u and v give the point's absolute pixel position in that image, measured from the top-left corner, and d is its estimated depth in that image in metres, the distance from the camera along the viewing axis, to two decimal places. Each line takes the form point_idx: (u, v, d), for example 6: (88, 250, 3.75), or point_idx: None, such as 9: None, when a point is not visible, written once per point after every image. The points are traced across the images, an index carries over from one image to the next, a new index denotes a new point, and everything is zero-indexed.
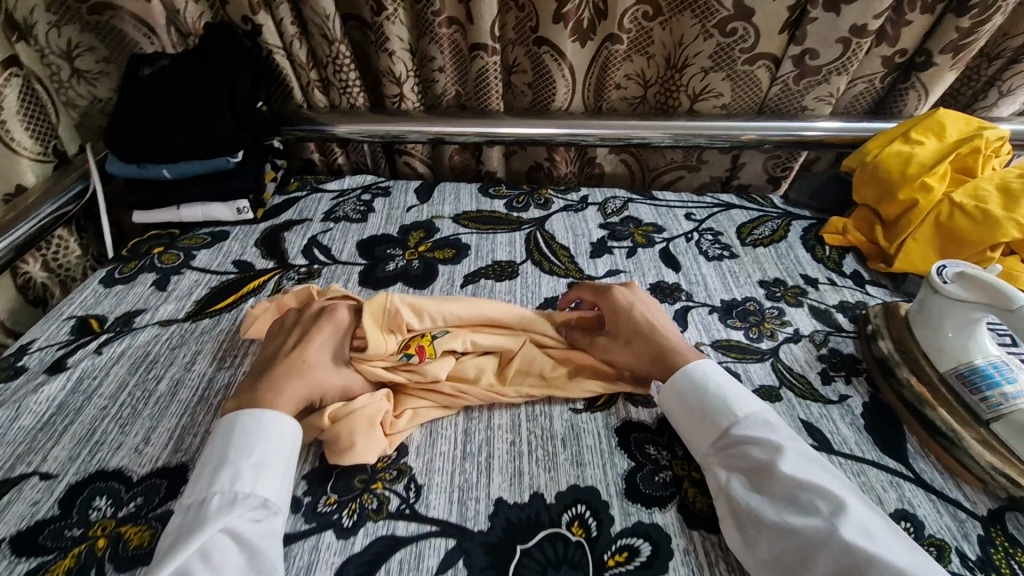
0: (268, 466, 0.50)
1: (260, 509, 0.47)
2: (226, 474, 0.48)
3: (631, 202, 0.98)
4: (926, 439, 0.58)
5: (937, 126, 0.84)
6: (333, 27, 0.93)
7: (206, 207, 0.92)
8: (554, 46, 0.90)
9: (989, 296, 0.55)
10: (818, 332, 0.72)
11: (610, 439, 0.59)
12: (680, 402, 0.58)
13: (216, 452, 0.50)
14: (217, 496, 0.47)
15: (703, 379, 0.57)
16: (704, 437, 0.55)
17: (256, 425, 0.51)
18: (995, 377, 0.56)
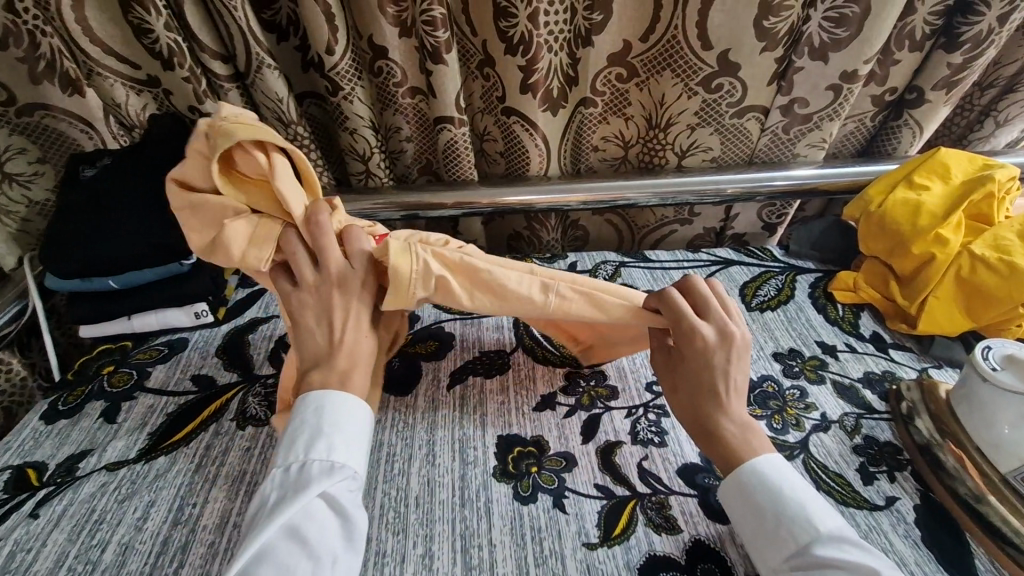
0: (355, 441, 0.53)
1: (352, 480, 0.51)
2: (318, 441, 0.52)
3: (624, 266, 0.92)
4: (993, 551, 0.51)
5: (941, 167, 0.79)
6: (289, 111, 0.87)
7: (161, 314, 0.83)
8: (523, 116, 0.85)
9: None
10: (848, 415, 0.64)
11: None
12: (747, 509, 0.52)
13: (309, 423, 0.53)
14: (314, 460, 0.51)
15: (771, 482, 0.52)
16: (776, 553, 0.49)
17: (336, 400, 0.55)
18: None
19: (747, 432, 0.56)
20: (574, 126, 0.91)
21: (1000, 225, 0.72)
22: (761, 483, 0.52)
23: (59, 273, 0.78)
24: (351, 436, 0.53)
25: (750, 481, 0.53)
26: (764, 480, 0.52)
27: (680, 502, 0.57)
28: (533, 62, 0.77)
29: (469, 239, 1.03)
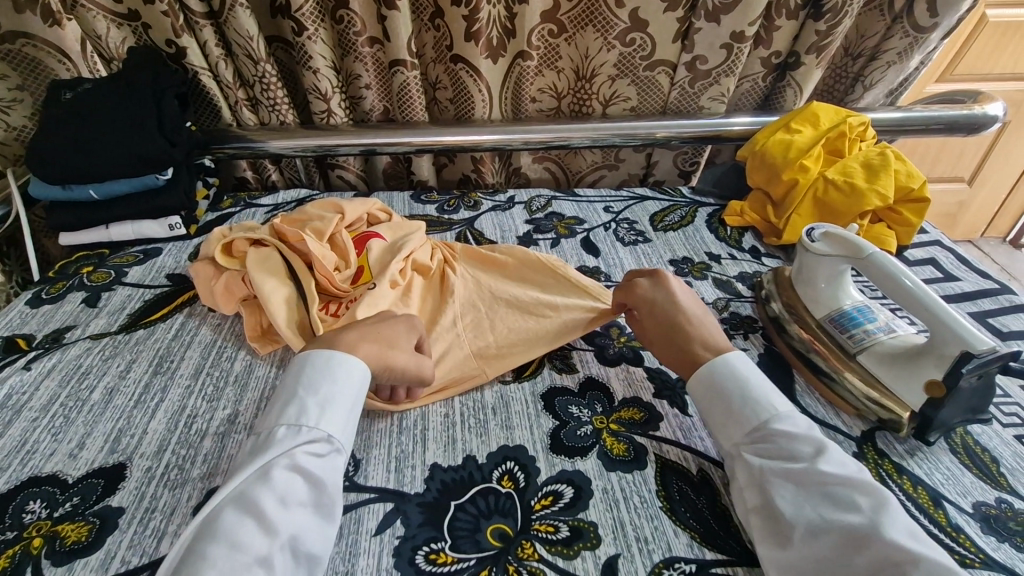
0: (337, 401, 0.54)
1: (321, 445, 0.52)
2: (296, 409, 0.53)
3: (554, 198, 1.05)
4: (811, 379, 0.66)
5: (813, 116, 0.95)
6: (258, 49, 0.97)
7: (137, 225, 0.92)
8: (468, 63, 0.98)
9: (848, 249, 0.64)
10: (720, 299, 0.80)
11: (536, 404, 0.64)
12: (717, 395, 0.58)
13: (290, 388, 0.55)
14: (284, 429, 0.52)
15: (742, 373, 0.58)
16: (739, 429, 0.55)
17: (332, 366, 0.56)
18: (860, 318, 0.66)
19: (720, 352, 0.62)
20: (513, 77, 1.04)
21: (850, 158, 0.89)
22: (735, 374, 0.58)
23: (43, 179, 0.85)
24: (330, 399, 0.54)
25: (719, 371, 0.59)
26: (731, 371, 0.58)
27: (579, 355, 0.71)
28: (474, 11, 0.90)
29: (422, 178, 1.15)
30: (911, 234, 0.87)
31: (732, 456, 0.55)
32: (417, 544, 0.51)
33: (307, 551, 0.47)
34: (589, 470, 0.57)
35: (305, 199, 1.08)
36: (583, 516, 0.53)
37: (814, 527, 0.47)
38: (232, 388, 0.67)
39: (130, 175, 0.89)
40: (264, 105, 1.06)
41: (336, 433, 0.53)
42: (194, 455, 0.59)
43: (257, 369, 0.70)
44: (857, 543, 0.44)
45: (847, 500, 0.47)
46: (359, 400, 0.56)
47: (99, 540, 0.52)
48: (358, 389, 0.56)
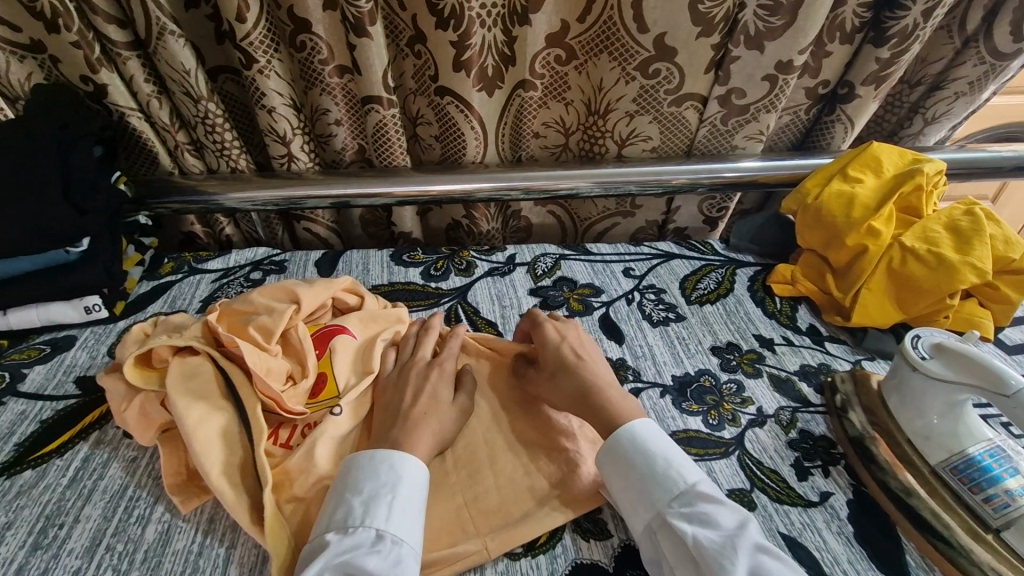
0: (387, 494, 0.48)
1: (377, 541, 0.45)
2: (341, 512, 0.47)
3: (562, 258, 0.88)
4: (925, 547, 0.49)
5: (874, 160, 0.76)
6: (198, 85, 0.79)
7: (44, 308, 0.73)
8: (458, 95, 0.79)
9: (979, 375, 0.49)
10: (783, 409, 0.62)
11: None
12: (631, 458, 0.50)
13: (337, 491, 0.49)
14: (333, 534, 0.46)
15: (656, 434, 0.51)
16: (659, 498, 0.48)
17: (373, 460, 0.50)
18: (995, 471, 0.50)
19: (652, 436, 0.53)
20: (513, 109, 0.86)
21: (928, 218, 0.72)
22: (650, 434, 0.51)
23: None
24: (381, 493, 0.48)
25: (638, 433, 0.51)
26: (648, 432, 0.52)
27: (611, 506, 0.54)
28: (465, 37, 0.73)
29: (403, 231, 0.97)
30: (1009, 312, 0.70)
31: (654, 530, 0.47)
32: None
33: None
34: None
35: (261, 261, 0.89)
36: None
37: None
38: (139, 573, 0.49)
39: (30, 252, 0.70)
40: (211, 149, 0.87)
41: (393, 529, 0.46)
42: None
43: (177, 538, 0.52)
44: None
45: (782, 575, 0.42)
46: (419, 493, 0.49)
47: None
48: (414, 480, 0.49)
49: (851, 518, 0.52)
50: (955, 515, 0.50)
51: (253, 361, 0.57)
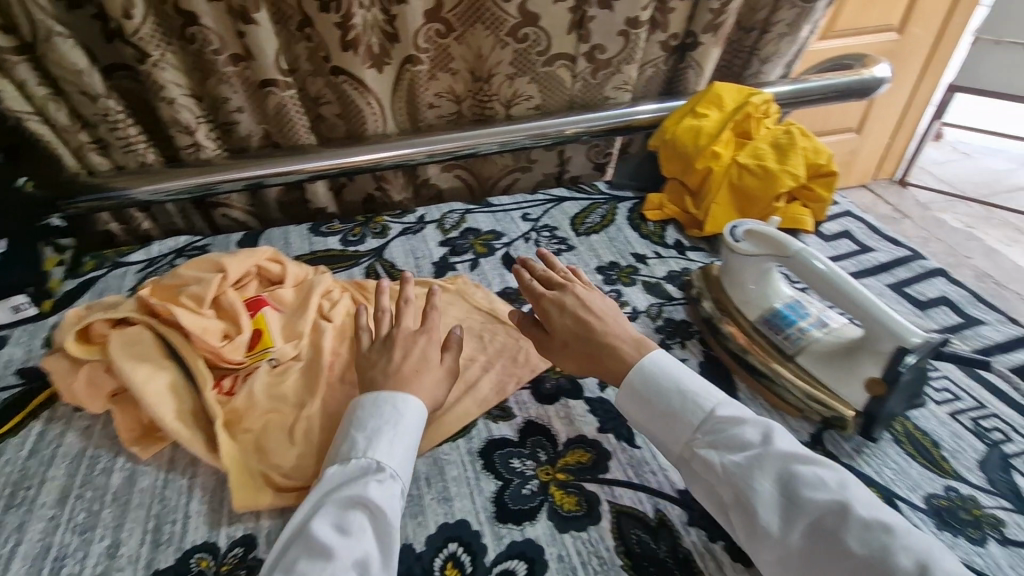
0: (389, 429, 0.50)
1: (383, 477, 0.47)
2: (347, 446, 0.49)
3: (462, 210, 0.97)
4: (752, 382, 0.65)
5: (717, 98, 0.87)
6: (88, 82, 0.76)
7: None
8: (352, 76, 0.82)
9: (771, 245, 0.63)
10: (652, 306, 0.76)
11: (474, 464, 0.54)
12: (649, 397, 0.51)
13: (345, 423, 0.51)
14: (336, 466, 0.48)
15: (671, 370, 0.52)
16: (683, 430, 0.49)
17: (376, 401, 0.51)
18: (791, 317, 0.64)
19: (641, 346, 0.55)
20: (406, 81, 0.87)
21: (760, 138, 0.85)
22: (666, 366, 0.52)
23: None
24: (383, 429, 0.50)
25: (649, 367, 0.52)
26: (660, 366, 0.52)
27: (514, 396, 0.61)
28: (347, 19, 0.75)
29: (320, 207, 1.02)
30: (825, 209, 0.87)
31: (686, 458, 0.48)
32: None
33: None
34: (541, 537, 0.48)
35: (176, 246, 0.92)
36: None
37: (782, 510, 0.42)
38: (112, 509, 0.56)
39: None
40: (105, 150, 0.85)
41: (394, 463, 0.48)
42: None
43: (141, 479, 0.59)
44: (836, 529, 0.40)
45: (811, 474, 0.42)
46: (417, 429, 0.51)
47: None
48: (414, 417, 0.51)
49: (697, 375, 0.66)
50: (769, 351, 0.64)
51: (187, 325, 0.64)
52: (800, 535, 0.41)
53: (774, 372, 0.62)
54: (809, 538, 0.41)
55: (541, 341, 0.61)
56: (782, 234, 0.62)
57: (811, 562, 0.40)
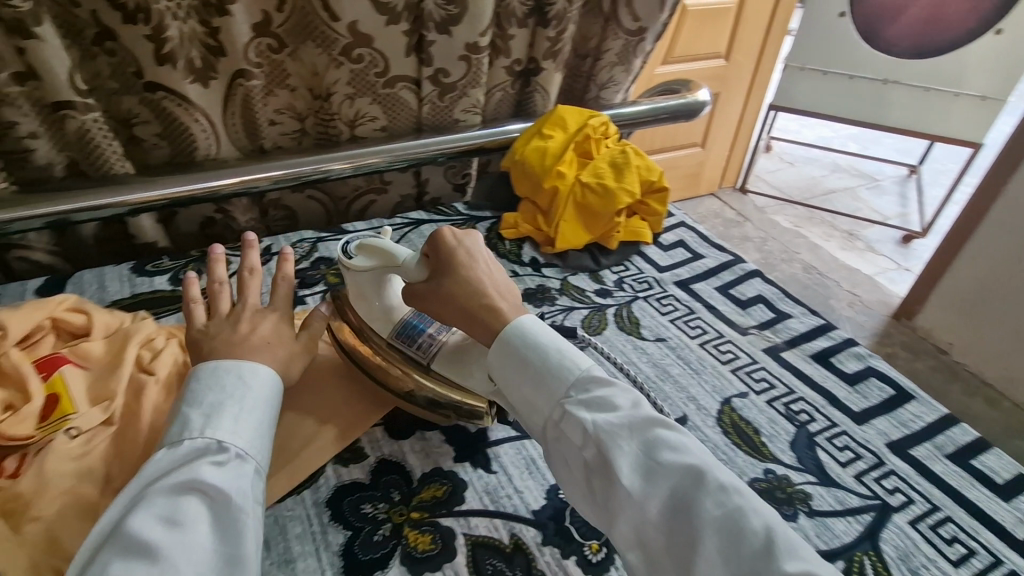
0: (230, 406, 0.52)
1: (220, 457, 0.49)
2: (180, 425, 0.51)
3: (474, 224, 1.03)
4: None
5: (560, 121, 1.01)
6: (185, 90, 0.85)
7: (74, 279, 0.85)
8: (168, 90, 0.84)
9: (383, 259, 0.63)
10: (646, 373, 0.73)
11: (325, 510, 0.56)
12: (530, 356, 0.55)
13: (228, 387, 0.53)
14: (164, 450, 0.50)
15: (542, 334, 0.57)
16: (557, 390, 0.54)
17: (218, 371, 0.54)
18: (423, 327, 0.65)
19: (518, 308, 0.60)
20: (239, 102, 0.91)
21: (600, 158, 0.97)
22: (541, 338, 0.56)
23: None
24: (227, 404, 0.52)
25: (528, 339, 0.56)
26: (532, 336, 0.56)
27: (432, 437, 0.64)
28: None
29: (393, 199, 1.15)
30: (661, 221, 0.98)
31: (555, 420, 0.53)
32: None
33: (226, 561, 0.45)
34: None
35: (268, 228, 1.09)
36: None
37: (644, 478, 0.48)
38: None
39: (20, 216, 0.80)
40: (179, 132, 0.90)
41: (238, 442, 0.50)
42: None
43: None
44: (688, 497, 0.47)
45: (673, 442, 0.50)
46: (264, 402, 0.54)
47: None
48: (257, 394, 0.54)
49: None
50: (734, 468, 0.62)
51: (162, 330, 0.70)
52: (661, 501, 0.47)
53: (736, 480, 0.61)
54: (672, 510, 0.47)
55: (429, 285, 0.61)
56: (395, 246, 0.64)
57: (666, 528, 0.46)
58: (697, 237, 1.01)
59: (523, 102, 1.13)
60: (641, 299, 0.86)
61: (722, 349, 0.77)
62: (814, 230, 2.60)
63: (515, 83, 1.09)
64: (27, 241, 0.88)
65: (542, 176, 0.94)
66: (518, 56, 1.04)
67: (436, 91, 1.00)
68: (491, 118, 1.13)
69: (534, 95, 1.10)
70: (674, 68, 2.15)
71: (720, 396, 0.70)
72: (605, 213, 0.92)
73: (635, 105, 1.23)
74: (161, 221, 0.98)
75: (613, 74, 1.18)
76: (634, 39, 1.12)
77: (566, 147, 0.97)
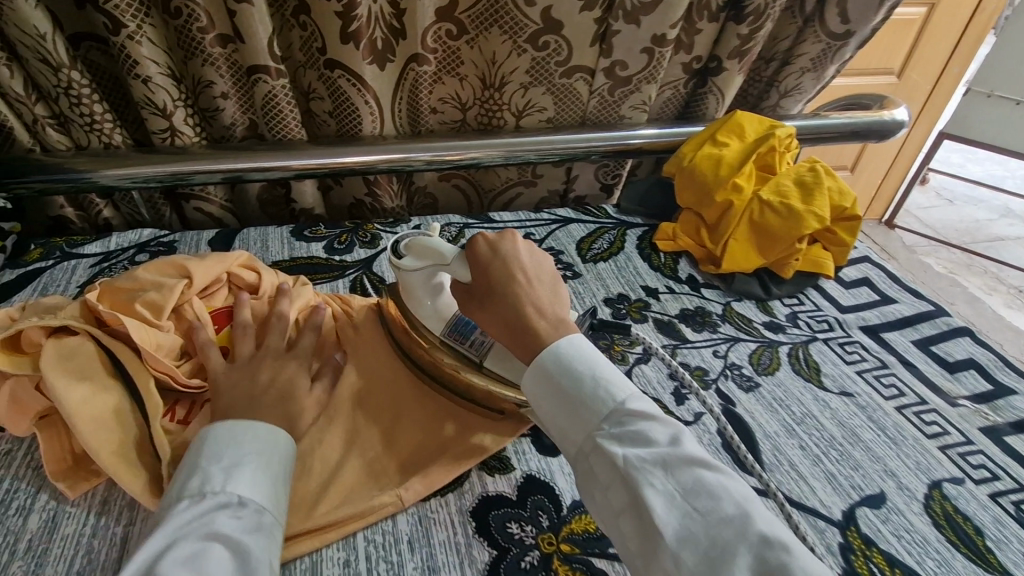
0: (252, 458, 0.46)
1: (241, 514, 0.43)
2: (195, 477, 0.45)
3: (625, 229, 0.95)
4: None
5: (737, 127, 0.91)
6: (361, 71, 0.83)
7: (241, 237, 0.88)
8: (346, 68, 0.82)
9: (434, 256, 0.59)
10: (830, 429, 0.63)
11: (470, 521, 0.52)
12: (562, 379, 0.46)
13: (238, 442, 0.47)
14: (186, 501, 0.43)
15: (580, 347, 0.47)
16: (590, 422, 0.44)
17: (237, 428, 0.48)
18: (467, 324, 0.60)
19: (558, 325, 0.50)
20: (407, 86, 0.90)
21: (781, 174, 0.86)
22: (576, 354, 0.47)
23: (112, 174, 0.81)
24: (246, 458, 0.46)
25: (564, 358, 0.47)
26: (574, 355, 0.47)
27: None
28: None
29: (538, 193, 1.10)
30: (846, 253, 0.86)
31: (584, 453, 0.44)
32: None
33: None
34: None
35: (410, 209, 1.08)
36: None
37: (679, 530, 0.39)
38: None
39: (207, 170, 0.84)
40: (346, 110, 0.88)
41: (257, 497, 0.44)
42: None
43: None
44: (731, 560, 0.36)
45: (715, 484, 0.40)
46: (282, 456, 0.49)
47: None
48: (280, 452, 0.49)
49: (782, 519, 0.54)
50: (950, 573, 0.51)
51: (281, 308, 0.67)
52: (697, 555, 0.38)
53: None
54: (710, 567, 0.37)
55: (472, 291, 0.54)
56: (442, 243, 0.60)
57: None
58: (885, 276, 0.87)
59: (691, 105, 1.05)
60: (819, 340, 0.75)
61: (925, 418, 0.65)
62: (974, 280, 2.27)
63: (690, 81, 1.01)
64: (205, 193, 0.92)
65: (715, 187, 0.84)
66: (701, 54, 0.95)
67: (608, 85, 0.94)
68: (655, 116, 1.06)
69: (707, 98, 1.01)
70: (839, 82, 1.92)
71: (927, 476, 0.58)
72: (786, 237, 0.81)
73: (819, 118, 1.09)
74: (319, 189, 0.99)
75: (799, 82, 1.06)
76: (835, 44, 0.99)
77: (745, 157, 0.86)
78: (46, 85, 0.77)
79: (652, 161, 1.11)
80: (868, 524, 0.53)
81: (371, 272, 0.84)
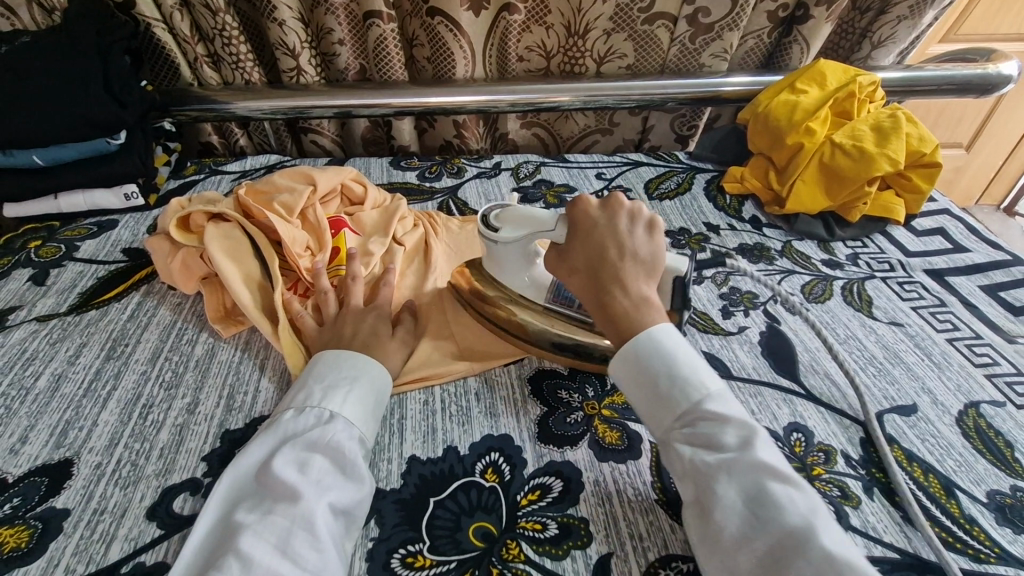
0: (345, 386, 0.54)
1: (337, 426, 0.51)
2: (302, 394, 0.53)
3: (694, 173, 1.00)
4: (946, 485, 0.53)
5: (819, 75, 0.91)
6: (459, 17, 0.93)
7: (349, 164, 1.02)
8: (446, 16, 0.93)
9: (532, 223, 0.61)
10: (870, 351, 0.66)
11: (526, 388, 0.62)
12: (642, 371, 0.50)
13: (332, 373, 0.54)
14: (291, 411, 0.52)
15: (667, 343, 0.49)
16: (666, 416, 0.48)
17: (340, 359, 0.56)
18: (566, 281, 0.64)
19: (641, 307, 0.52)
20: (498, 33, 0.99)
21: (858, 120, 0.87)
22: (663, 351, 0.49)
23: (252, 107, 0.97)
24: (341, 385, 0.54)
25: (649, 346, 0.50)
26: (659, 347, 0.50)
27: None
28: None
29: (613, 140, 1.17)
30: (922, 202, 0.86)
31: (663, 442, 0.48)
32: (392, 547, 0.48)
33: (343, 512, 0.46)
34: (577, 461, 0.55)
35: (494, 151, 1.19)
36: (572, 512, 0.50)
37: (738, 524, 0.41)
38: None
39: (326, 104, 0.98)
40: (446, 54, 0.99)
41: (347, 413, 0.52)
42: (147, 450, 0.55)
43: None
44: (783, 559, 0.39)
45: (783, 495, 0.41)
46: (371, 381, 0.55)
47: (126, 412, 0.58)
48: (371, 380, 0.55)
49: (806, 416, 0.58)
50: (966, 474, 0.54)
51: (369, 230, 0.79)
52: (751, 557, 0.40)
53: (969, 487, 0.53)
54: (765, 570, 0.39)
55: (566, 253, 0.57)
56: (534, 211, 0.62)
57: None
58: (963, 228, 0.86)
59: (775, 55, 1.07)
60: (878, 278, 0.77)
61: (977, 350, 0.66)
62: None
63: (775, 31, 1.02)
64: (320, 126, 1.07)
65: (787, 131, 0.86)
66: (786, 2, 0.97)
67: (690, 32, 1.00)
68: (736, 67, 1.08)
69: (792, 47, 1.03)
70: (958, 47, 1.76)
71: (966, 397, 0.61)
72: (855, 180, 0.82)
73: (915, 70, 1.06)
74: (415, 130, 1.12)
75: (894, 32, 1.03)
76: None
77: (822, 103, 0.87)
78: (206, 27, 0.94)
79: (730, 111, 1.13)
80: (893, 427, 0.58)
81: (455, 197, 0.94)
